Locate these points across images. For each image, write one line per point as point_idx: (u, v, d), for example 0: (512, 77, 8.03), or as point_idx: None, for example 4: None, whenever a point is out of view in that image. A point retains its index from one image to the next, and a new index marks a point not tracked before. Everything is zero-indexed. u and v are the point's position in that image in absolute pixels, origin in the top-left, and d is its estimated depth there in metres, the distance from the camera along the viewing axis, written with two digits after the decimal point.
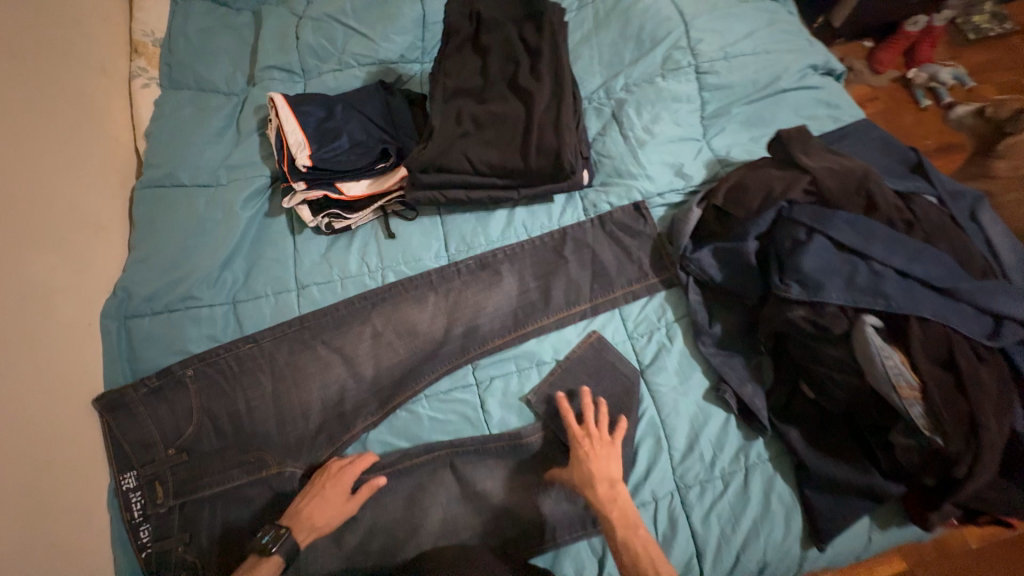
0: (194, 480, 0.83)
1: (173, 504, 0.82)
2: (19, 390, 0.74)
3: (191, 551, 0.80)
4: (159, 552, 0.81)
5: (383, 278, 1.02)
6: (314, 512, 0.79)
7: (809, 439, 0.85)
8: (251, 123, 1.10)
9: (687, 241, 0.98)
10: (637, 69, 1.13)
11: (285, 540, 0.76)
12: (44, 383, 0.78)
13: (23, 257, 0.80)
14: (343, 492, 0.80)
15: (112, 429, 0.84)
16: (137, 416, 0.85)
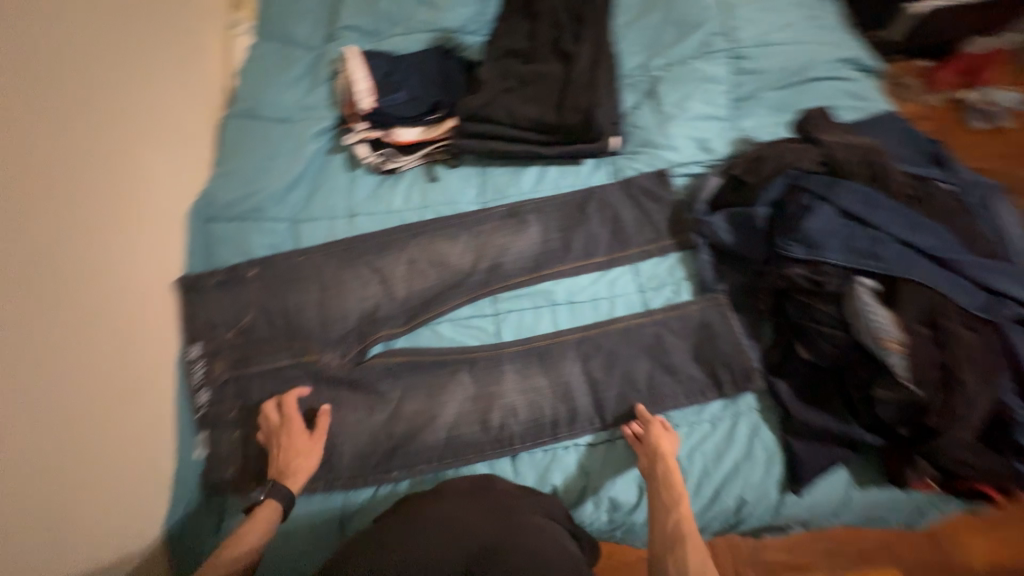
0: (248, 357, 0.99)
1: (228, 375, 0.99)
2: (118, 275, 0.91)
3: (244, 414, 0.97)
4: (214, 412, 0.98)
5: (423, 215, 1.14)
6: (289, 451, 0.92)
7: (796, 392, 0.92)
8: (324, 73, 1.25)
9: (703, 206, 1.08)
10: (674, 50, 1.22)
11: (274, 491, 0.87)
12: (136, 270, 0.95)
13: (126, 167, 0.96)
14: (306, 434, 0.93)
15: (189, 305, 1.01)
16: (211, 298, 1.02)
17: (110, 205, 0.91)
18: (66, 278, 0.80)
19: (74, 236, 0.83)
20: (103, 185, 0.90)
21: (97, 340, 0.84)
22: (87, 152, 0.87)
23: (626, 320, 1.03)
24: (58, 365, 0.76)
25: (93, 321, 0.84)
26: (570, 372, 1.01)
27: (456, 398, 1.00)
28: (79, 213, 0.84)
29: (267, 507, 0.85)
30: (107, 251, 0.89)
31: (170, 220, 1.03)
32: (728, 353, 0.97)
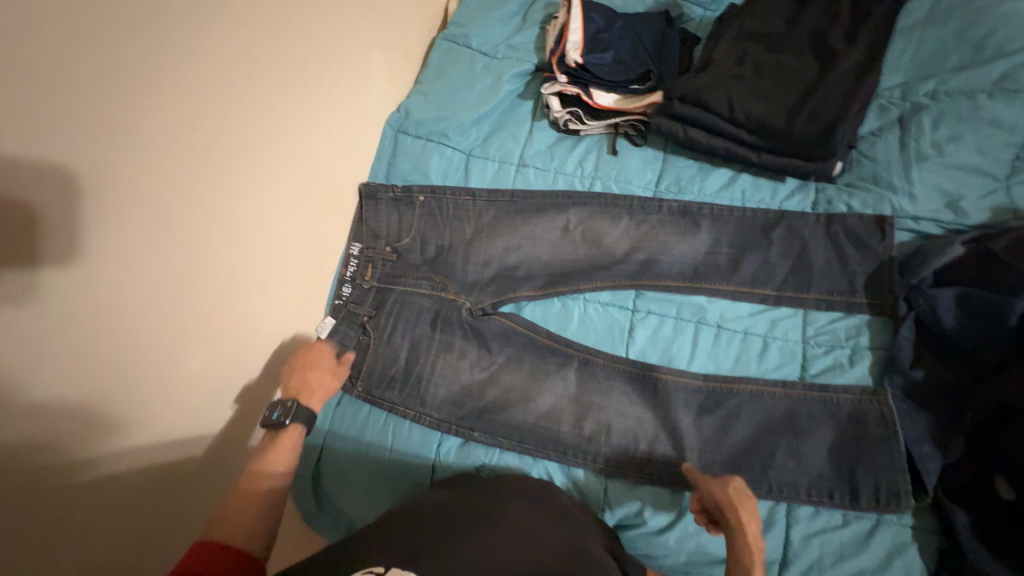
0: (395, 275, 1.04)
1: (374, 285, 1.03)
2: (293, 173, 0.94)
3: (370, 325, 1.00)
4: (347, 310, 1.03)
5: (591, 185, 1.09)
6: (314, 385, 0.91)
7: (978, 530, 0.75)
8: (538, 16, 1.23)
9: (927, 274, 0.87)
10: (957, 78, 0.97)
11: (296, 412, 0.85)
12: (311, 173, 0.98)
13: (332, 79, 0.99)
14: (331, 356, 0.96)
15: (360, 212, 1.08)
16: (374, 209, 1.07)
17: (308, 106, 0.95)
18: (259, 171, 0.87)
19: (272, 132, 0.89)
20: (308, 90, 0.94)
21: (273, 231, 0.92)
22: (299, 56, 0.91)
23: (760, 393, 0.91)
24: (233, 246, 0.85)
25: (273, 213, 0.92)
26: (693, 400, 0.93)
27: (555, 393, 0.95)
28: (281, 112, 0.90)
29: (291, 429, 0.84)
30: (301, 153, 0.95)
31: (370, 124, 1.09)
32: (879, 471, 0.81)
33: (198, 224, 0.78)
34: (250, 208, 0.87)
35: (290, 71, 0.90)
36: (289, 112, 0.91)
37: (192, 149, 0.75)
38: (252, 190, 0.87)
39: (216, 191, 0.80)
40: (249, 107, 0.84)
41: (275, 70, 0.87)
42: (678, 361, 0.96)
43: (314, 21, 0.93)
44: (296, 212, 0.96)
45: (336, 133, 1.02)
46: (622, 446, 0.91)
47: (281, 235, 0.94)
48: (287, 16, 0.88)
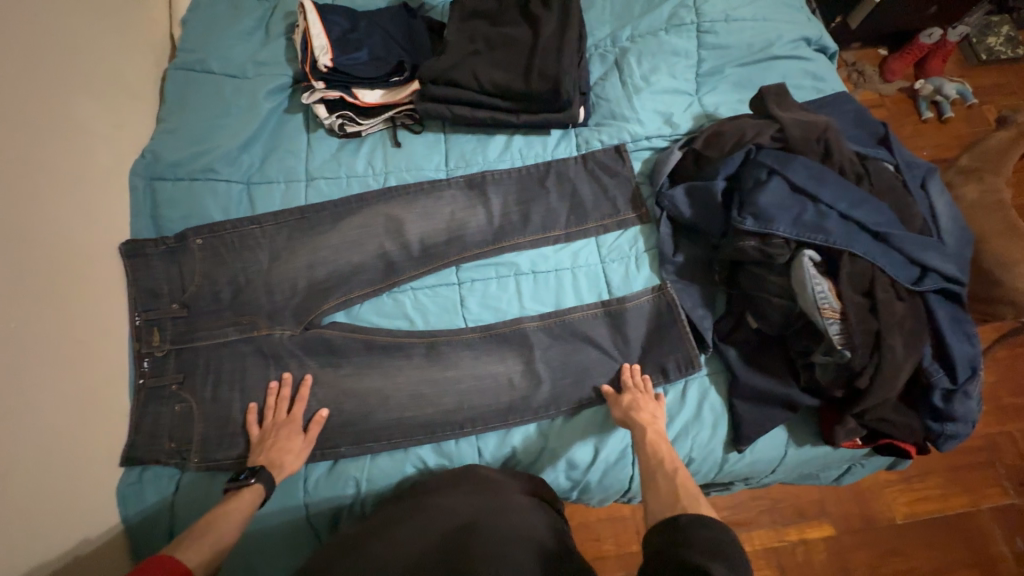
0: (191, 327, 0.93)
1: (169, 348, 0.92)
2: (56, 218, 0.84)
3: (184, 389, 0.91)
4: (152, 386, 0.91)
5: (386, 181, 1.11)
6: (278, 452, 0.87)
7: (744, 357, 0.98)
8: (280, 27, 1.18)
9: (663, 180, 1.08)
10: (644, 21, 1.21)
11: (261, 474, 0.83)
12: (78, 218, 0.88)
13: (73, 127, 0.90)
14: (301, 435, 0.89)
15: (133, 275, 0.94)
16: (149, 267, 0.94)
17: (56, 146, 0.86)
18: (16, 223, 0.77)
19: (41, 192, 0.82)
20: (57, 137, 0.87)
21: (76, 294, 0.85)
22: (37, 101, 0.84)
23: (586, 317, 1.05)
24: (39, 321, 0.78)
25: (71, 270, 0.85)
26: (535, 342, 1.03)
27: (409, 383, 0.98)
28: (43, 171, 0.83)
29: (252, 491, 0.80)
30: (79, 209, 0.88)
31: (113, 179, 0.96)
32: (675, 339, 1.01)
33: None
34: (43, 268, 0.80)
35: (34, 126, 0.83)
36: (50, 169, 0.84)
37: None
38: (40, 257, 0.80)
39: (7, 255, 0.75)
40: (5, 173, 0.77)
41: (17, 123, 0.80)
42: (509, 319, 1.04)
43: (32, 66, 0.84)
44: (85, 263, 0.88)
45: (95, 187, 0.92)
46: (483, 405, 0.97)
47: (60, 287, 0.82)
48: (5, 65, 0.79)
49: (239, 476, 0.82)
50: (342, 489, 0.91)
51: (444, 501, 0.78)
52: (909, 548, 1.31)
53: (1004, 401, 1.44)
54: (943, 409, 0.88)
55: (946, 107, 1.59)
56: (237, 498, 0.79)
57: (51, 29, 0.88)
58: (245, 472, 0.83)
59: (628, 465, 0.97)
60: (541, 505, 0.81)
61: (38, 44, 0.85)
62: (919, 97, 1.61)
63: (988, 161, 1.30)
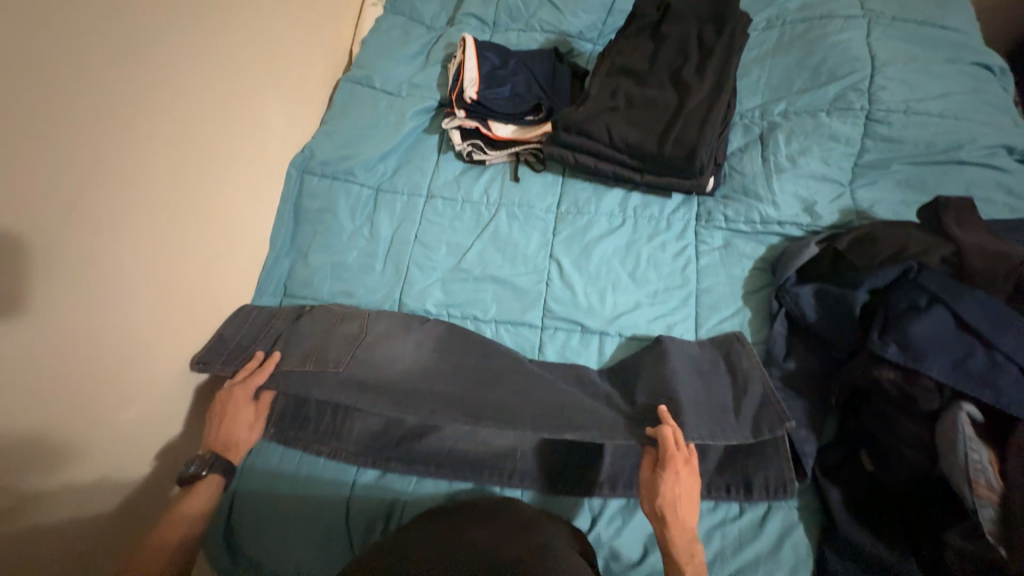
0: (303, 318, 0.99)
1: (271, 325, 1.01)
2: (253, 168, 1.05)
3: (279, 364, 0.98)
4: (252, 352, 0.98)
5: (496, 211, 1.15)
6: (225, 434, 0.88)
7: (849, 503, 0.81)
8: (439, 55, 1.30)
9: (791, 273, 0.97)
10: (802, 99, 1.12)
11: (214, 463, 0.84)
12: (265, 175, 1.08)
13: (278, 111, 1.12)
14: (251, 404, 0.90)
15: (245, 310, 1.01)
16: (245, 320, 0.98)
17: (269, 117, 1.09)
18: (228, 158, 0.98)
19: (207, 163, 0.93)
20: (269, 109, 1.09)
21: (197, 264, 0.92)
22: (268, 80, 1.09)
23: None
24: (203, 250, 0.94)
25: (247, 217, 1.04)
26: None
27: None
28: (206, 152, 0.93)
29: (207, 484, 0.82)
30: (192, 201, 0.91)
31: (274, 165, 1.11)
32: (766, 459, 0.87)
33: (154, 249, 0.84)
34: (234, 200, 1.00)
35: (194, 117, 0.90)
36: (162, 171, 0.84)
37: (201, 139, 0.92)
38: (202, 219, 0.93)
39: (215, 176, 0.96)
40: (195, 138, 0.91)
41: (251, 87, 1.04)
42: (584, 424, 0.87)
43: (268, 58, 1.09)
44: (254, 221, 1.06)
45: (243, 174, 1.02)
46: (536, 461, 0.94)
47: (239, 223, 1.02)
48: (251, 45, 1.04)
49: (187, 468, 0.82)
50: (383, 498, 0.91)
51: (477, 534, 0.75)
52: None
53: None
54: None
55: None
56: (194, 497, 0.81)
57: (280, 38, 1.12)
58: (195, 463, 0.83)
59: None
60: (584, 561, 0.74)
61: (260, 38, 1.07)
62: None
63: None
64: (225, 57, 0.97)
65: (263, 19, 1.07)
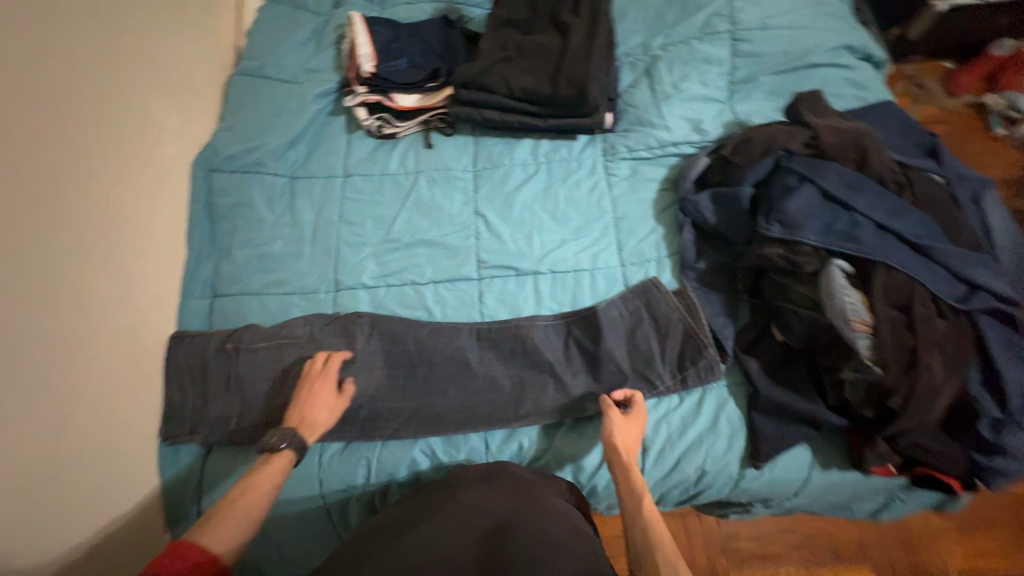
0: (239, 334, 0.96)
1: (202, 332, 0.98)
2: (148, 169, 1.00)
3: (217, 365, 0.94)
4: (189, 360, 0.95)
5: (415, 179, 1.17)
6: (308, 411, 0.87)
7: (766, 370, 0.93)
8: (332, 37, 1.29)
9: (689, 184, 1.07)
10: (676, 30, 1.22)
11: (293, 437, 0.82)
12: (162, 175, 1.03)
13: (165, 108, 1.06)
14: (333, 390, 0.91)
15: (170, 361, 0.95)
16: (183, 362, 0.95)
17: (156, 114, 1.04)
18: (119, 158, 0.93)
19: (99, 166, 0.89)
20: (156, 105, 1.04)
21: (105, 270, 0.88)
22: (148, 74, 1.03)
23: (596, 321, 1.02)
24: (112, 256, 0.89)
25: (152, 218, 0.99)
26: (550, 342, 1.01)
27: (422, 374, 0.99)
28: (94, 153, 0.88)
29: (281, 457, 0.80)
30: (90, 204, 0.86)
31: (174, 164, 1.07)
32: (693, 350, 0.97)
33: (56, 259, 0.79)
34: (135, 203, 0.96)
35: (76, 117, 0.85)
36: (40, 202, 0.77)
37: (87, 140, 0.87)
38: (104, 225, 0.89)
39: (109, 179, 0.91)
40: (81, 140, 0.85)
41: (130, 83, 0.99)
42: (530, 384, 0.98)
43: (145, 52, 1.03)
44: (160, 223, 1.01)
45: (138, 175, 0.98)
46: (493, 398, 0.98)
47: (144, 226, 0.97)
48: (123, 38, 0.98)
49: (267, 439, 0.80)
50: (355, 472, 0.93)
51: (468, 494, 0.80)
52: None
53: None
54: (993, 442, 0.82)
55: (999, 121, 1.68)
56: (270, 468, 0.78)
57: (153, 30, 1.06)
58: (276, 435, 0.81)
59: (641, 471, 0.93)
60: (573, 508, 0.82)
61: (132, 30, 1.00)
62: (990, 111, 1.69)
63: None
64: (98, 52, 0.92)
65: (132, 8, 1.01)
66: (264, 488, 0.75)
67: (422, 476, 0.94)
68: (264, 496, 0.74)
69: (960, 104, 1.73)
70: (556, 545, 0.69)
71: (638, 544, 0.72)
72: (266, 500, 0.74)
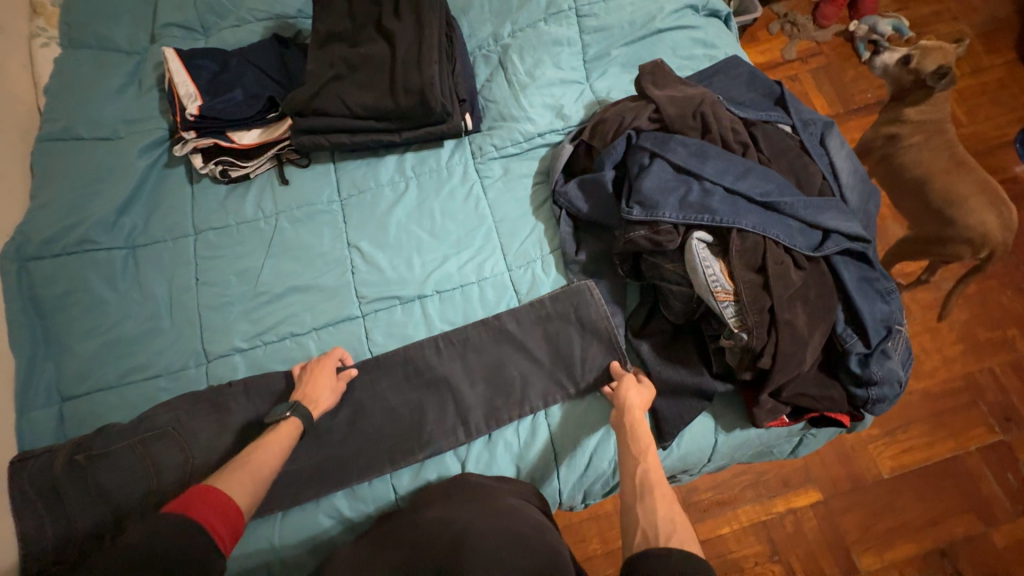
0: (91, 441, 0.86)
1: (47, 448, 0.87)
2: None
3: (71, 482, 0.84)
4: (34, 484, 0.84)
5: (277, 222, 1.08)
6: (311, 390, 0.88)
7: (657, 349, 0.93)
8: (150, 79, 1.15)
9: (559, 175, 1.05)
10: (522, 14, 1.17)
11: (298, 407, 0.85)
12: None
13: None
14: (331, 372, 0.91)
15: (13, 492, 0.83)
16: (31, 491, 0.84)
17: None
18: None
19: None
20: None
21: None
22: None
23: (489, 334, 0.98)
24: None
25: None
26: (452, 367, 0.96)
27: (318, 433, 0.93)
28: None
29: (291, 423, 0.83)
30: None
31: None
32: (585, 343, 0.96)
33: None
34: None
35: None
36: None
37: None
38: None
39: None
40: None
41: None
42: (433, 418, 0.94)
43: None
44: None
45: None
46: (398, 437, 0.93)
47: None
48: None
49: (276, 410, 0.84)
50: (263, 553, 0.87)
51: (432, 510, 0.78)
52: (901, 501, 1.33)
53: (982, 337, 1.47)
54: (863, 375, 0.85)
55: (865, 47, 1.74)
56: (280, 433, 0.81)
57: None
58: (282, 407, 0.85)
59: (558, 478, 0.92)
60: (533, 507, 0.80)
61: None
62: (856, 38, 1.74)
63: (934, 112, 1.30)
64: None
65: None
66: (274, 455, 0.78)
67: (336, 539, 0.89)
68: (272, 460, 0.78)
69: (827, 36, 1.78)
70: (523, 543, 0.68)
71: (655, 481, 0.70)
72: (276, 461, 0.78)
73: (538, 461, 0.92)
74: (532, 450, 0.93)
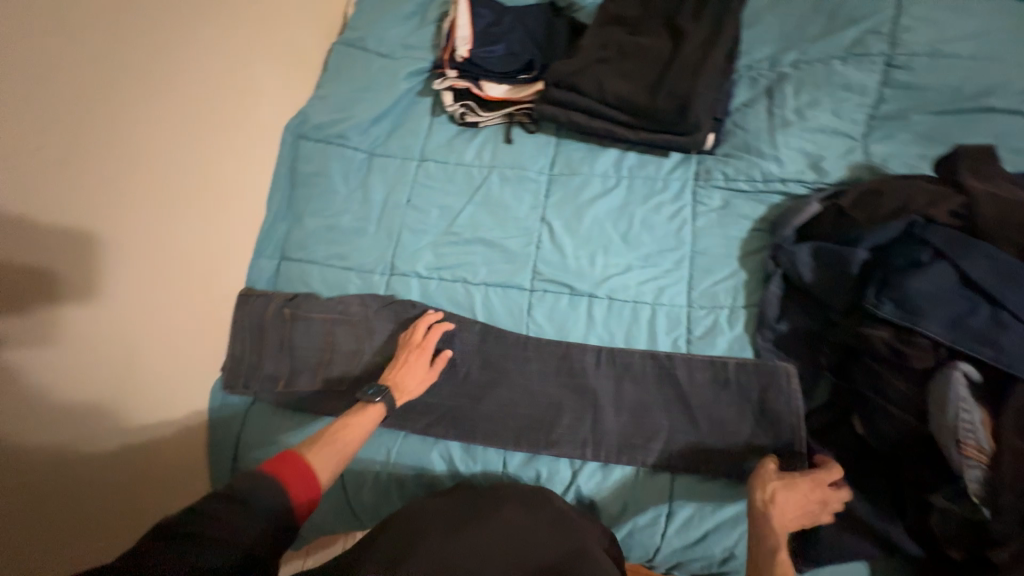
0: (300, 302, 1.03)
1: (264, 293, 1.05)
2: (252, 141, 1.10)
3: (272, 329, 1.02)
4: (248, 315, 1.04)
5: (488, 174, 1.14)
6: (403, 375, 0.91)
7: (839, 465, 0.80)
8: (434, 14, 1.26)
9: (790, 232, 0.92)
10: (816, 46, 1.04)
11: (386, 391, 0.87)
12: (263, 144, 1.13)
13: (270, 78, 1.14)
14: (427, 361, 0.94)
15: (236, 317, 1.05)
16: (246, 324, 1.04)
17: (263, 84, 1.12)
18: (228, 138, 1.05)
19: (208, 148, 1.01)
20: (262, 75, 1.12)
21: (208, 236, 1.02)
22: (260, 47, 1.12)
23: (644, 362, 0.94)
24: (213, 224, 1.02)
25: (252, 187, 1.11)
26: (597, 375, 0.94)
27: (456, 377, 0.98)
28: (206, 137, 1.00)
29: (373, 409, 0.85)
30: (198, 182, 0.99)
31: (267, 126, 1.13)
32: (742, 417, 0.87)
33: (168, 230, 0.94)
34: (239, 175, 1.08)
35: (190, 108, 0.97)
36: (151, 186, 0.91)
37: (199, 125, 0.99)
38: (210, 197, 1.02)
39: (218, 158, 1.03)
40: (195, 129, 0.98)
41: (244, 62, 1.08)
42: (560, 415, 0.93)
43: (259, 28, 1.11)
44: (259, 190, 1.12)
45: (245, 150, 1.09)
46: (523, 416, 0.94)
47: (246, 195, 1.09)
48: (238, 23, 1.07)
49: (365, 391, 0.87)
50: (376, 456, 0.96)
51: (511, 511, 0.78)
52: None
53: None
54: None
55: None
56: (364, 414, 0.84)
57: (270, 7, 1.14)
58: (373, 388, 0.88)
59: (661, 535, 0.86)
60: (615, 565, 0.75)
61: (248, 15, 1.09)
62: None
63: None
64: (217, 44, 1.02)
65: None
66: (356, 435, 0.81)
67: (436, 477, 0.94)
68: (356, 438, 0.81)
69: None
70: None
71: None
72: (357, 443, 0.80)
73: (648, 508, 0.87)
74: (647, 496, 0.88)
